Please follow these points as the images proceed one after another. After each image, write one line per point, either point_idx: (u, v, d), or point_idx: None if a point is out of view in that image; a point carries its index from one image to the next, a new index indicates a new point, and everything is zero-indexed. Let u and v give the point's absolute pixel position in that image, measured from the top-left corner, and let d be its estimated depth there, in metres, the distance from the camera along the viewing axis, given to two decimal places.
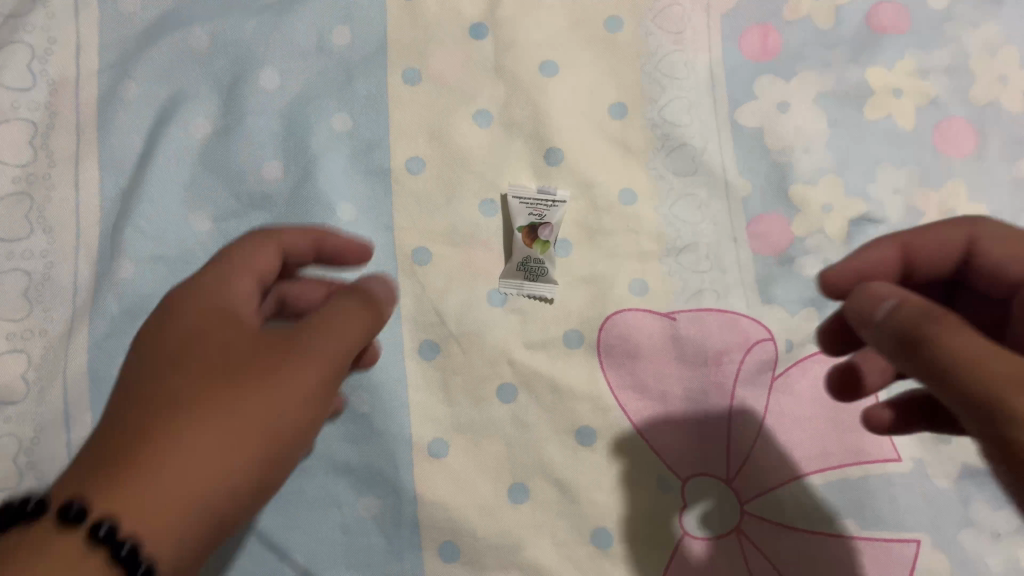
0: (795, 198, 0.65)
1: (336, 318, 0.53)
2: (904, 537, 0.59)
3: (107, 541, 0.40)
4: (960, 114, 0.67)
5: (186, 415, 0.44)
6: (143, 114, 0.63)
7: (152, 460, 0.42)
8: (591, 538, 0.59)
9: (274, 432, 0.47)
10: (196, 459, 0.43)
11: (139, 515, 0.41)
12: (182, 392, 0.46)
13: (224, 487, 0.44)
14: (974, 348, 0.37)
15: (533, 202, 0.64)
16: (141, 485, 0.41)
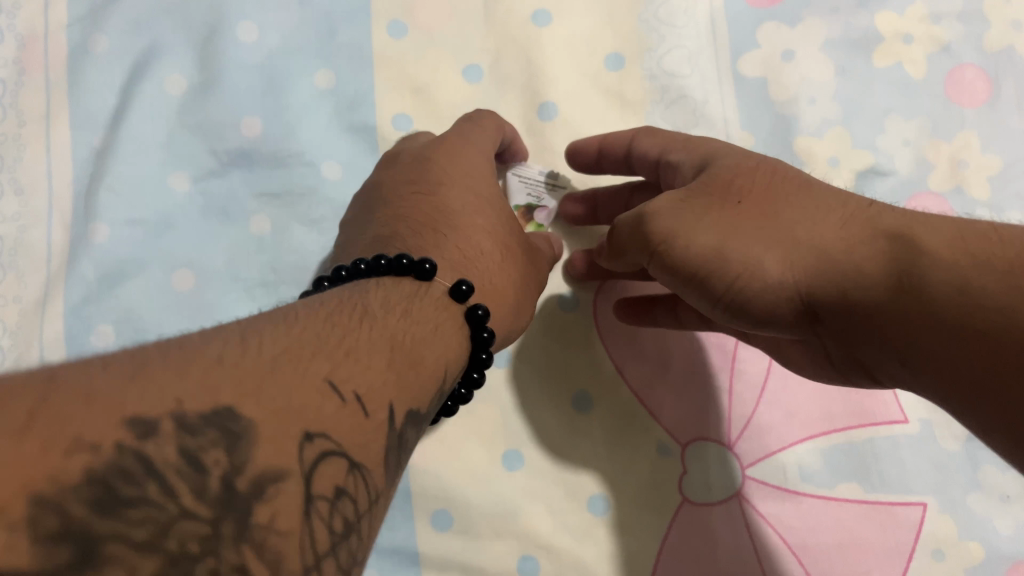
0: (799, 151, 0.62)
1: (540, 237, 0.58)
2: (909, 500, 0.57)
3: (472, 311, 0.46)
4: (973, 60, 0.64)
5: (467, 264, 0.51)
6: (116, 69, 0.60)
7: (424, 310, 0.44)
8: (588, 505, 0.57)
9: (522, 293, 0.54)
10: (484, 292, 0.50)
11: (434, 317, 0.45)
12: (471, 248, 0.52)
13: (493, 327, 0.51)
14: (669, 223, 0.46)
15: (532, 182, 0.61)
16: (417, 330, 0.42)
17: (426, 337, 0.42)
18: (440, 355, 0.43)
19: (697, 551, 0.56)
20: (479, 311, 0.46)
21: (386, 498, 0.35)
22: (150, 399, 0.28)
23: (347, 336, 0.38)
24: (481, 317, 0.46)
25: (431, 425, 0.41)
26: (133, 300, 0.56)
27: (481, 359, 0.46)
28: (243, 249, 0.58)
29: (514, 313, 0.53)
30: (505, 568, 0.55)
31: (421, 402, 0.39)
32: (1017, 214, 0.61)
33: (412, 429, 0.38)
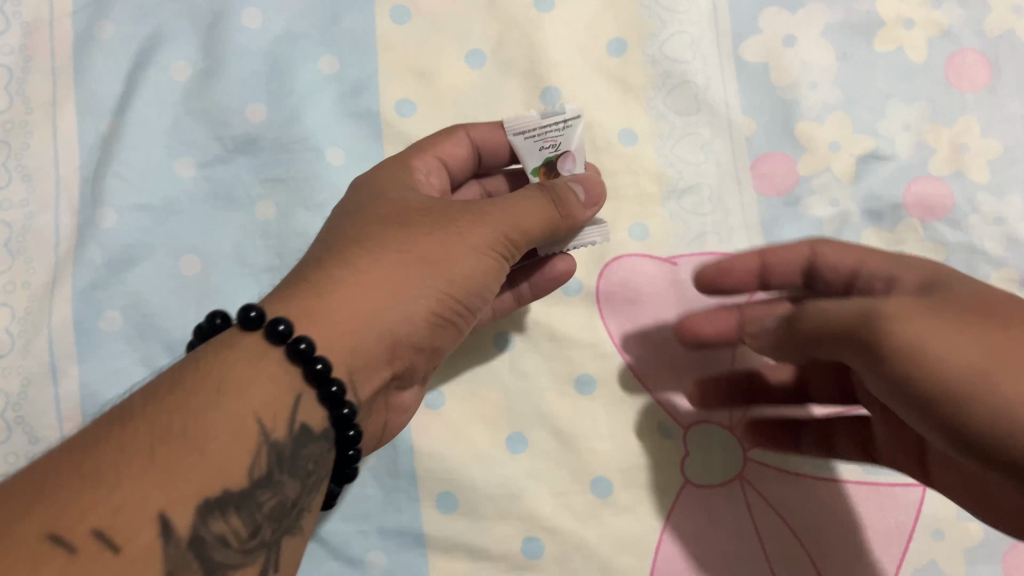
0: (800, 135, 0.63)
1: (501, 206, 0.52)
2: (909, 482, 0.57)
3: (299, 359, 0.44)
4: (974, 45, 0.64)
5: (352, 281, 0.48)
6: (120, 55, 0.61)
7: (247, 361, 0.44)
8: (591, 486, 0.57)
9: (434, 296, 0.49)
10: (353, 313, 0.47)
11: (263, 373, 0.43)
12: (365, 258, 0.49)
13: (369, 350, 0.47)
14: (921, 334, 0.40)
15: (540, 134, 0.56)
16: (243, 384, 0.42)
17: (255, 386, 0.43)
18: (263, 411, 0.42)
19: (697, 532, 0.57)
20: (316, 362, 0.44)
21: (249, 565, 0.40)
22: (26, 527, 0.34)
23: (189, 411, 0.40)
24: (315, 365, 0.44)
25: (293, 474, 0.43)
26: (141, 285, 0.57)
27: (341, 408, 0.45)
28: (248, 234, 0.59)
29: (413, 322, 0.49)
30: (509, 550, 0.56)
31: (260, 438, 0.42)
32: (1016, 199, 0.62)
33: (258, 492, 0.41)
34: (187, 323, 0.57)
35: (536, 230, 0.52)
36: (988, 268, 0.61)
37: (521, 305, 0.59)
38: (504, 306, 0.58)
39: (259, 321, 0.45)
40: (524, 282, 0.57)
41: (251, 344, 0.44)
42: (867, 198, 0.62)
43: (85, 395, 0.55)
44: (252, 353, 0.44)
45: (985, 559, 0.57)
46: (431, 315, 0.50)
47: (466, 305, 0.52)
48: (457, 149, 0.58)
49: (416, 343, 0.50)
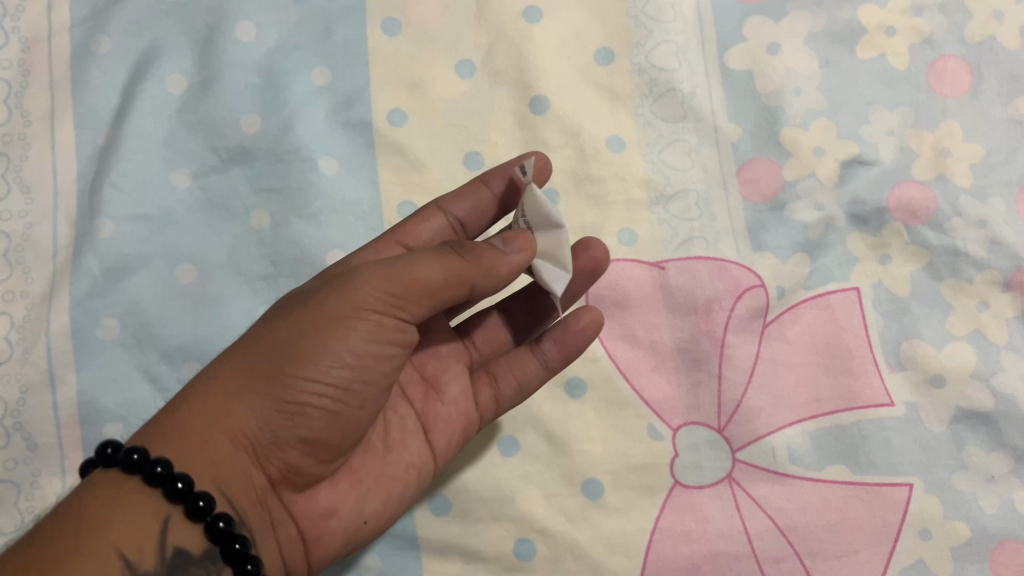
0: (785, 141, 0.64)
1: (372, 271, 0.46)
2: (895, 481, 0.58)
3: (156, 481, 0.43)
4: (955, 52, 0.65)
5: (201, 399, 0.47)
6: (117, 68, 0.62)
7: (106, 495, 0.43)
8: (582, 489, 0.58)
9: (282, 395, 0.45)
10: (210, 423, 0.46)
11: (123, 504, 0.43)
12: (225, 368, 0.47)
13: (232, 461, 0.46)
14: None
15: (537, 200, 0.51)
16: (103, 520, 0.42)
17: (114, 520, 0.42)
18: (126, 544, 0.41)
19: (687, 533, 0.57)
20: (154, 464, 0.43)
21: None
22: None
23: (42, 563, 0.40)
24: (174, 484, 0.43)
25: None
26: (138, 293, 0.58)
27: (192, 503, 0.43)
28: (243, 243, 0.60)
29: (262, 420, 0.46)
30: (502, 551, 0.57)
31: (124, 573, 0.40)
32: (998, 201, 0.63)
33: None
34: (183, 330, 0.58)
35: (423, 288, 0.46)
36: (972, 269, 0.62)
37: (552, 373, 0.57)
38: (528, 374, 0.57)
39: (116, 456, 0.44)
40: (547, 342, 0.56)
41: (112, 479, 0.44)
42: (851, 203, 0.63)
43: (83, 401, 0.56)
44: (113, 488, 0.44)
45: (972, 557, 0.57)
46: (283, 412, 0.45)
47: (322, 392, 0.45)
48: (433, 227, 0.57)
49: (280, 442, 0.46)
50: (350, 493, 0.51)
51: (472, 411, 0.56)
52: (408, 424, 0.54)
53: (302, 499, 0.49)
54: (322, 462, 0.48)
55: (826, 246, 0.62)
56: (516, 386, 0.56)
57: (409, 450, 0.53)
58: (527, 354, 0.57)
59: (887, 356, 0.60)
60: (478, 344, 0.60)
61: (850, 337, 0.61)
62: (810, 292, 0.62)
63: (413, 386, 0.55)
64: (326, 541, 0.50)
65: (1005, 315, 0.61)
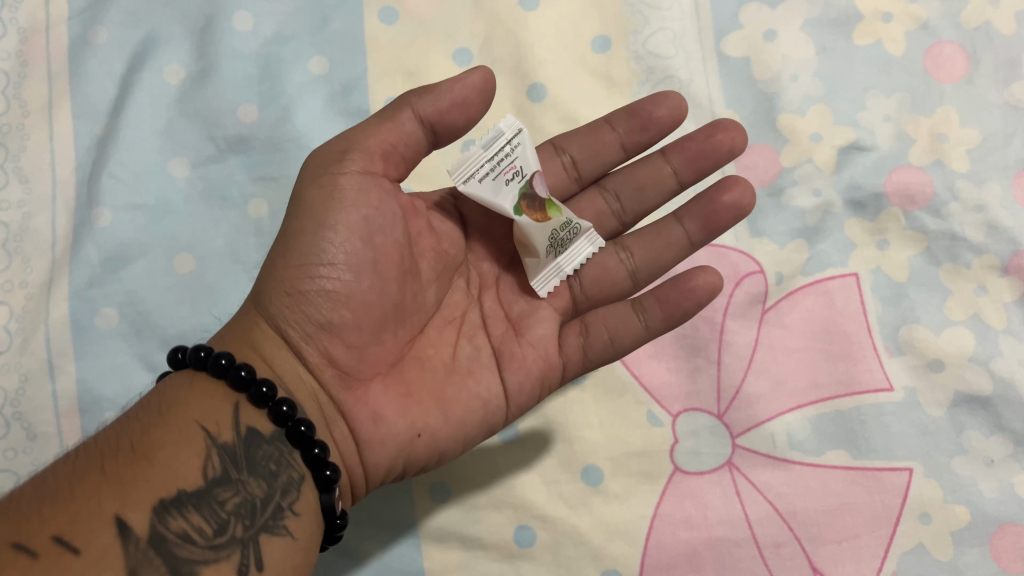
0: (782, 127, 0.64)
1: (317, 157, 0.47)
2: (895, 466, 0.58)
3: (199, 362, 0.44)
4: (952, 38, 0.66)
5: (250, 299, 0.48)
6: (115, 59, 0.62)
7: (180, 384, 0.44)
8: (582, 475, 0.58)
9: (286, 278, 0.45)
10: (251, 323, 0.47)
11: (197, 390, 0.43)
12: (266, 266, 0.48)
13: (273, 354, 0.46)
14: None
15: (493, 169, 0.52)
16: (184, 401, 0.43)
17: (191, 401, 0.43)
18: (206, 420, 0.42)
19: (688, 519, 0.57)
20: (218, 356, 0.44)
21: (221, 561, 0.38)
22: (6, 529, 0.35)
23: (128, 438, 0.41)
24: (238, 372, 0.43)
25: (252, 473, 0.41)
26: (136, 283, 0.58)
27: (256, 388, 0.43)
28: (242, 232, 0.60)
29: (280, 305, 0.46)
30: (502, 538, 0.56)
31: (206, 444, 0.41)
32: (996, 185, 0.63)
33: (216, 490, 0.40)
34: (182, 319, 0.58)
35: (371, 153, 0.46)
36: (969, 254, 0.62)
37: (651, 336, 0.51)
38: (625, 329, 0.51)
39: (185, 359, 0.45)
40: (648, 295, 0.51)
41: (182, 375, 0.45)
42: (848, 188, 0.63)
43: (81, 390, 0.56)
44: (184, 382, 0.44)
45: (973, 541, 0.57)
46: (289, 296, 0.45)
47: (331, 267, 0.45)
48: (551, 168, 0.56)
49: (302, 330, 0.46)
50: (398, 399, 0.48)
51: (554, 358, 0.52)
52: (478, 355, 0.51)
53: (353, 400, 0.47)
54: (352, 352, 0.46)
55: (824, 232, 0.63)
56: (608, 340, 0.51)
57: (475, 379, 0.50)
58: (629, 311, 0.51)
59: (887, 342, 0.60)
60: (587, 281, 0.54)
61: (849, 322, 0.61)
62: (808, 278, 0.62)
63: (494, 322, 0.53)
64: (379, 448, 0.47)
65: (1002, 299, 0.62)
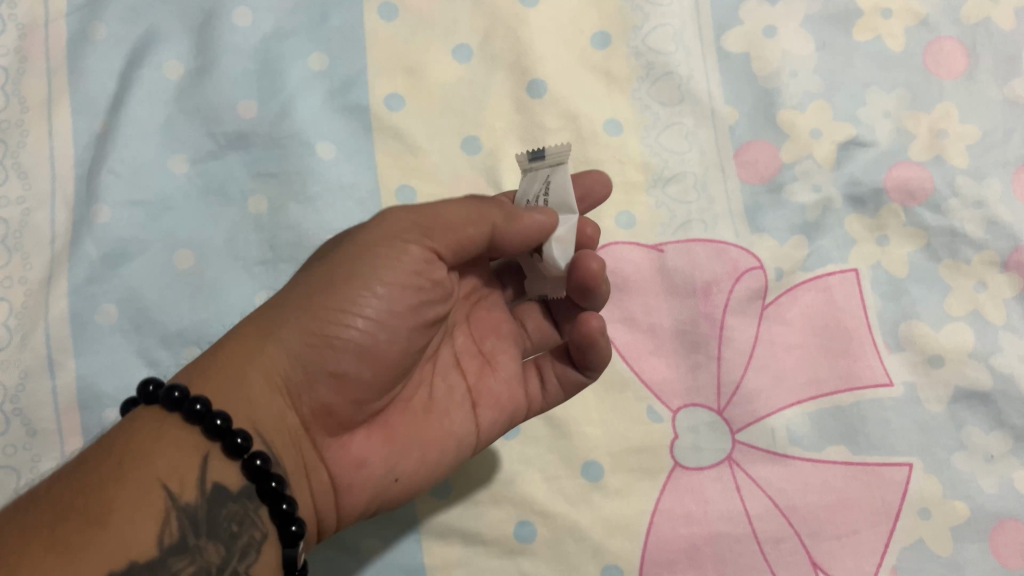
0: (782, 123, 0.64)
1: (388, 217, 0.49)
2: (895, 461, 0.58)
3: (175, 405, 0.43)
4: (951, 34, 0.66)
5: (246, 332, 0.47)
6: (114, 55, 0.62)
7: (149, 428, 0.42)
8: (583, 471, 0.58)
9: (317, 325, 0.46)
10: (243, 365, 0.45)
11: (165, 439, 0.42)
12: (284, 299, 0.48)
13: (265, 403, 0.45)
14: None
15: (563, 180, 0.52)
16: (146, 455, 0.41)
17: (157, 453, 0.41)
18: (170, 478, 0.41)
19: (688, 515, 0.57)
20: (194, 402, 0.42)
21: None
22: None
23: (86, 493, 0.39)
24: (214, 421, 0.42)
25: (212, 536, 0.40)
26: (136, 279, 0.58)
27: (250, 461, 0.43)
28: (241, 228, 0.60)
29: (297, 351, 0.46)
30: (503, 534, 0.56)
31: (166, 505, 0.40)
32: (995, 181, 0.63)
33: (170, 559, 0.39)
34: (182, 315, 0.58)
35: (441, 224, 0.49)
36: (969, 250, 0.62)
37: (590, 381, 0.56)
38: (567, 379, 0.55)
39: (158, 394, 0.44)
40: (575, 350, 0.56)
41: (154, 414, 0.43)
42: (848, 184, 0.63)
43: (81, 386, 0.56)
44: (155, 424, 0.43)
45: (973, 537, 0.57)
46: (313, 342, 0.46)
47: (370, 322, 0.47)
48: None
49: (310, 376, 0.46)
50: (383, 446, 0.50)
51: (521, 397, 0.55)
52: (455, 396, 0.53)
53: (336, 446, 0.49)
54: (353, 404, 0.48)
55: (824, 228, 0.63)
56: (560, 389, 0.56)
57: (452, 417, 0.52)
58: (575, 360, 0.56)
59: (886, 337, 0.60)
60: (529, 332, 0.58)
61: (849, 318, 0.61)
62: (808, 274, 0.62)
63: (467, 358, 0.55)
64: (355, 493, 0.49)
65: (1002, 295, 0.62)
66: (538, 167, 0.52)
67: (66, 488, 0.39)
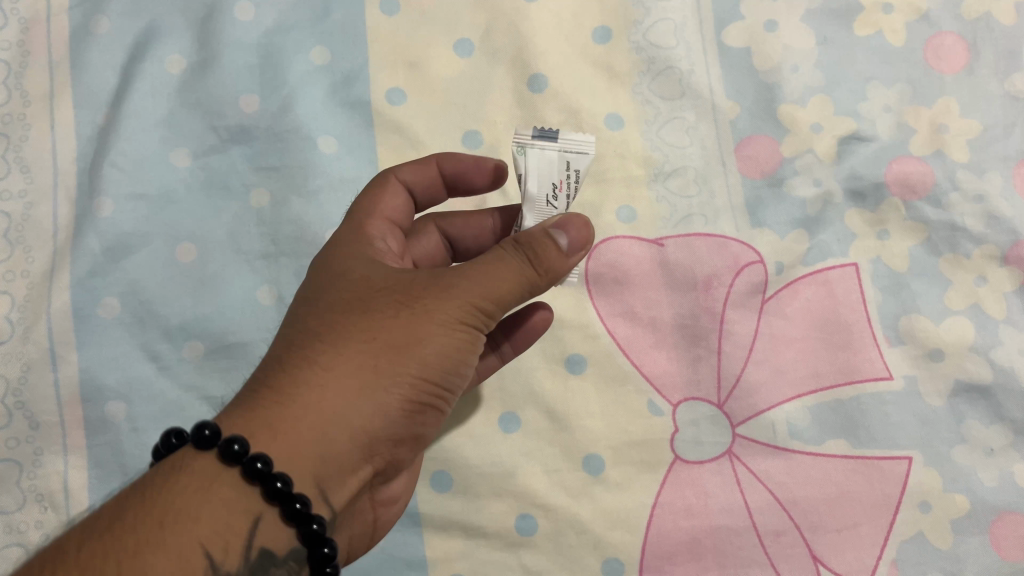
0: (783, 118, 0.64)
1: (463, 285, 0.45)
2: (895, 455, 0.58)
3: (233, 460, 0.42)
4: (952, 28, 0.66)
5: (314, 404, 0.44)
6: (116, 49, 0.62)
7: (197, 486, 0.41)
8: (583, 464, 0.58)
9: (385, 399, 0.44)
10: (307, 427, 0.43)
11: (212, 499, 0.41)
12: (353, 370, 0.44)
13: (330, 471, 0.44)
14: None
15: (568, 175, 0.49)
16: (191, 514, 0.40)
17: (202, 515, 0.40)
18: (213, 543, 0.40)
19: (688, 508, 0.57)
20: (254, 460, 0.42)
21: None
22: None
23: (127, 551, 0.38)
24: (275, 484, 0.42)
25: None
26: (138, 272, 0.58)
27: (307, 526, 0.42)
28: (243, 222, 0.60)
29: (364, 423, 0.44)
30: (503, 527, 0.56)
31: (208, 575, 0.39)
32: (995, 176, 0.63)
33: None
34: (184, 309, 0.58)
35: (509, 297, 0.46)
36: (969, 244, 0.62)
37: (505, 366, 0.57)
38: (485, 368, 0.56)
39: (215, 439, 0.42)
40: (505, 342, 0.56)
41: (209, 473, 0.42)
42: (848, 178, 0.63)
43: (83, 379, 0.56)
44: (203, 482, 0.42)
45: (973, 529, 0.57)
46: (383, 415, 0.45)
47: (445, 389, 0.47)
48: (399, 203, 0.56)
49: (371, 445, 0.45)
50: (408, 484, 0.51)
51: None
52: None
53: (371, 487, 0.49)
54: (416, 449, 0.49)
55: (824, 222, 0.63)
56: (473, 379, 0.57)
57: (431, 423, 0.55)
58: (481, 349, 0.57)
59: (886, 331, 0.61)
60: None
61: (849, 312, 0.61)
62: (808, 268, 0.62)
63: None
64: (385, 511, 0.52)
65: (1002, 289, 0.62)
66: (547, 149, 0.49)
67: (109, 543, 0.39)
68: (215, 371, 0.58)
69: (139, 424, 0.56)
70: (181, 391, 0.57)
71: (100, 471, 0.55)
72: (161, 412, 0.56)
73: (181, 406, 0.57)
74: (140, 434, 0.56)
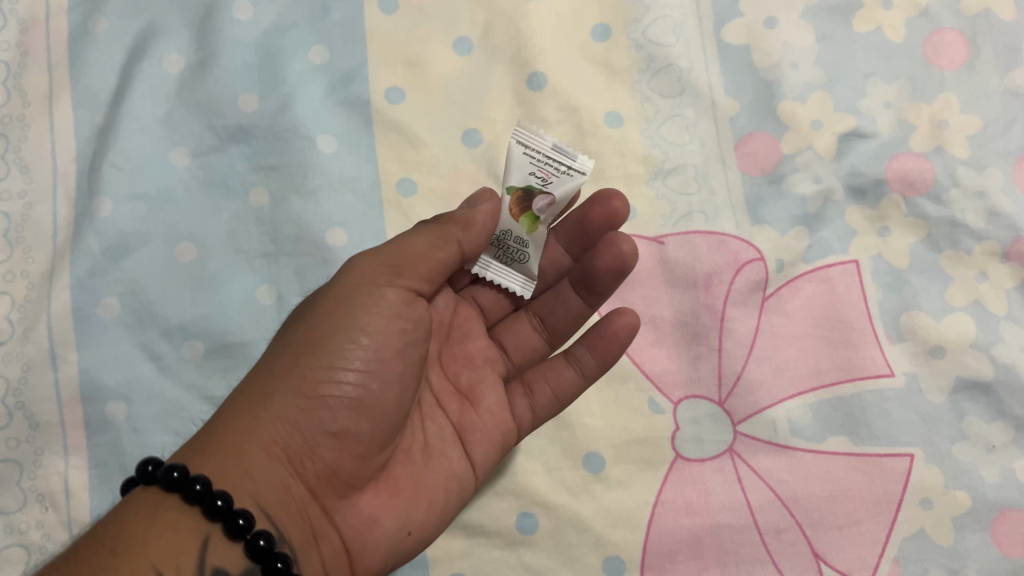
0: (783, 115, 0.64)
1: (358, 264, 0.50)
2: (896, 452, 0.58)
3: (173, 486, 0.43)
4: (952, 25, 0.66)
5: (235, 411, 0.47)
6: (115, 48, 0.62)
7: (145, 512, 0.43)
8: (584, 462, 0.58)
9: (308, 385, 0.47)
10: (235, 437, 0.46)
11: (162, 523, 0.42)
12: (264, 369, 0.48)
13: (264, 469, 0.46)
14: None
15: (541, 160, 0.54)
16: (142, 537, 0.41)
17: (153, 538, 0.41)
18: (166, 561, 0.40)
19: (689, 506, 0.57)
20: (193, 481, 0.43)
21: None
22: None
23: None
24: (214, 501, 0.42)
25: None
26: (137, 272, 0.58)
27: (232, 520, 0.43)
28: (242, 221, 0.60)
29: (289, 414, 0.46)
30: (504, 526, 0.56)
31: None
32: (996, 172, 0.63)
33: None
34: (183, 309, 0.58)
35: (408, 258, 0.50)
36: (970, 241, 0.62)
37: (589, 381, 0.56)
38: (564, 383, 0.55)
39: (155, 474, 0.44)
40: (579, 344, 0.55)
41: (151, 496, 0.44)
42: (848, 175, 0.63)
43: (83, 379, 0.56)
44: (152, 507, 0.43)
45: (974, 526, 0.57)
46: (306, 405, 0.47)
47: (377, 372, 0.48)
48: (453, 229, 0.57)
49: (309, 439, 0.47)
50: (390, 501, 0.49)
51: (507, 424, 0.55)
52: (445, 433, 0.53)
53: (345, 507, 0.48)
54: (357, 460, 0.48)
55: (825, 219, 0.63)
56: (553, 398, 0.55)
57: (449, 458, 0.52)
58: (563, 363, 0.55)
59: (887, 328, 0.61)
60: (512, 352, 0.58)
61: (849, 309, 0.61)
62: (808, 265, 0.62)
63: (447, 397, 0.55)
64: (370, 554, 0.48)
65: (1003, 286, 0.62)
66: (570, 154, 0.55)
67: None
68: (215, 370, 0.58)
69: (139, 424, 0.56)
70: (182, 391, 0.57)
71: (101, 471, 0.55)
72: (161, 413, 0.56)
73: (181, 405, 0.57)
74: (141, 434, 0.56)
